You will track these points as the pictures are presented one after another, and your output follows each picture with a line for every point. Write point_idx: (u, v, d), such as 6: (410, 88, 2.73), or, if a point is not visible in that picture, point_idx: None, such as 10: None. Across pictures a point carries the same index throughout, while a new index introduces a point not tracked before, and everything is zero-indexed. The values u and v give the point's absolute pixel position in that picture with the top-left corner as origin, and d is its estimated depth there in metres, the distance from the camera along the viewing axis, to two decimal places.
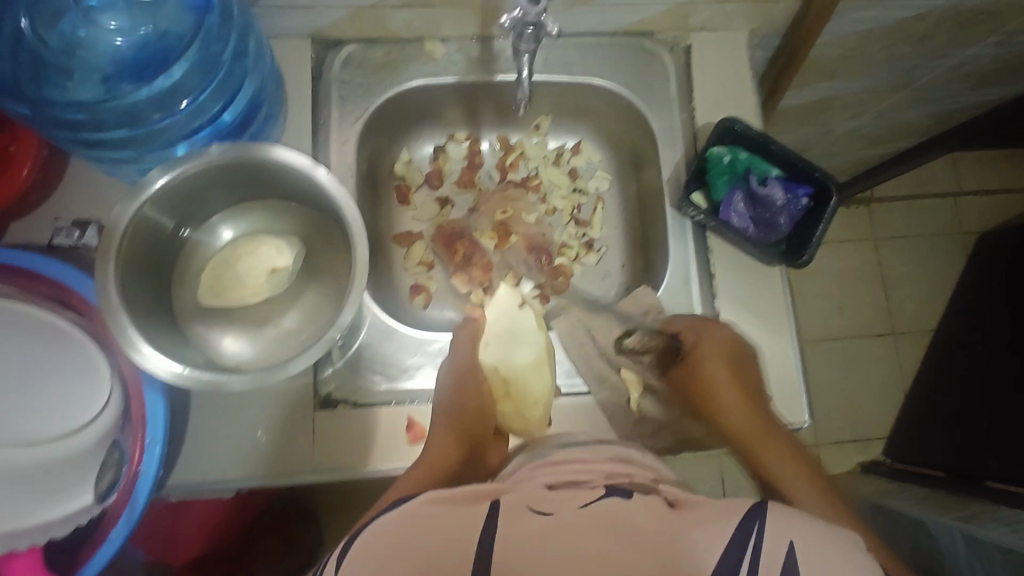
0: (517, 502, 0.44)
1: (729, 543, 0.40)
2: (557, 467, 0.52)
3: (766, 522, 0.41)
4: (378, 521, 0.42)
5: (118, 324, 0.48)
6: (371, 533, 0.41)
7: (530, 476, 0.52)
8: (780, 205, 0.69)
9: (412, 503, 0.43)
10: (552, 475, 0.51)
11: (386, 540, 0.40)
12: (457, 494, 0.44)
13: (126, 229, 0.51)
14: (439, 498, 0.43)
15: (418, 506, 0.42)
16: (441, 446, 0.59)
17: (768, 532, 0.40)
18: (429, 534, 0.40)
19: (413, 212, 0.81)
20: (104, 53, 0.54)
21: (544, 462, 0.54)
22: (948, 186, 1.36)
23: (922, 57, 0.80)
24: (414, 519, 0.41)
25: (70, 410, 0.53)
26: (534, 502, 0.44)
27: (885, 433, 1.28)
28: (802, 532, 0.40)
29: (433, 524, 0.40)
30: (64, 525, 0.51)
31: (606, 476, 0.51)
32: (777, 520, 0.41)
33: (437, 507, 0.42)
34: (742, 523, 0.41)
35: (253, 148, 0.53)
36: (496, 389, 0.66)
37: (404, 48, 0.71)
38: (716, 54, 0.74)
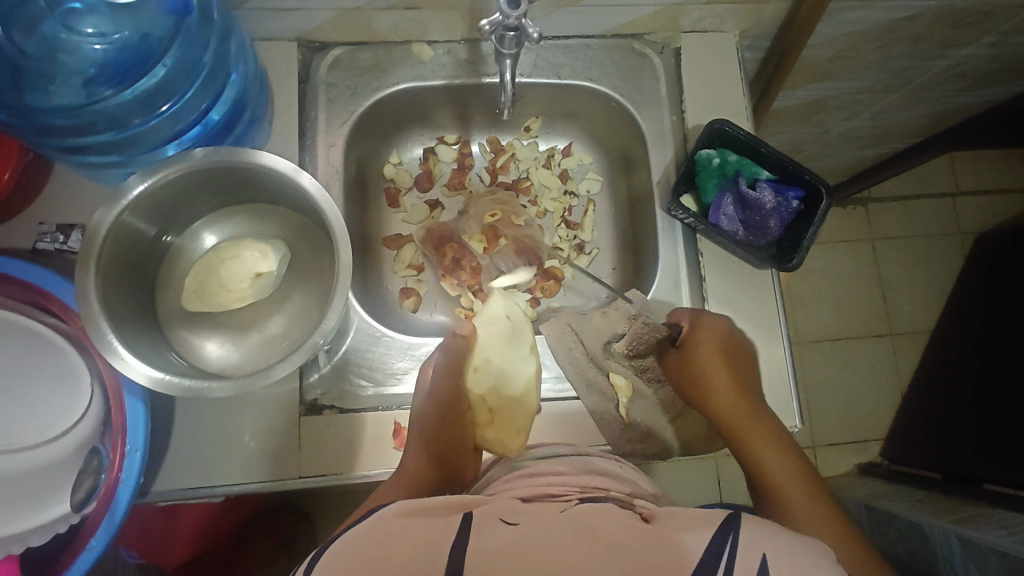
0: (490, 514, 0.44)
1: (704, 555, 0.39)
2: (533, 481, 0.52)
3: (739, 532, 0.41)
4: (345, 534, 0.42)
5: (97, 330, 0.48)
6: (340, 544, 0.41)
7: (506, 489, 0.52)
8: (770, 208, 0.67)
9: (384, 515, 0.43)
10: (527, 489, 0.51)
11: (354, 551, 0.40)
12: (428, 505, 0.44)
13: (107, 233, 0.51)
14: (410, 511, 0.43)
15: (393, 517, 0.42)
16: (415, 466, 0.57)
17: (741, 543, 0.40)
18: (398, 544, 0.40)
19: (403, 215, 0.81)
20: (84, 57, 0.54)
21: (523, 473, 0.55)
22: (945, 187, 1.35)
23: (916, 58, 0.80)
24: (385, 531, 0.41)
25: (48, 418, 0.52)
26: (507, 513, 0.44)
27: (882, 435, 1.27)
28: (776, 546, 0.40)
29: (403, 535, 0.40)
30: (40, 533, 0.50)
31: (581, 488, 0.51)
32: (749, 533, 0.41)
33: (409, 518, 0.42)
34: (717, 534, 0.41)
35: (235, 152, 0.53)
36: (479, 415, 0.63)
37: (392, 50, 0.71)
38: (707, 56, 0.73)
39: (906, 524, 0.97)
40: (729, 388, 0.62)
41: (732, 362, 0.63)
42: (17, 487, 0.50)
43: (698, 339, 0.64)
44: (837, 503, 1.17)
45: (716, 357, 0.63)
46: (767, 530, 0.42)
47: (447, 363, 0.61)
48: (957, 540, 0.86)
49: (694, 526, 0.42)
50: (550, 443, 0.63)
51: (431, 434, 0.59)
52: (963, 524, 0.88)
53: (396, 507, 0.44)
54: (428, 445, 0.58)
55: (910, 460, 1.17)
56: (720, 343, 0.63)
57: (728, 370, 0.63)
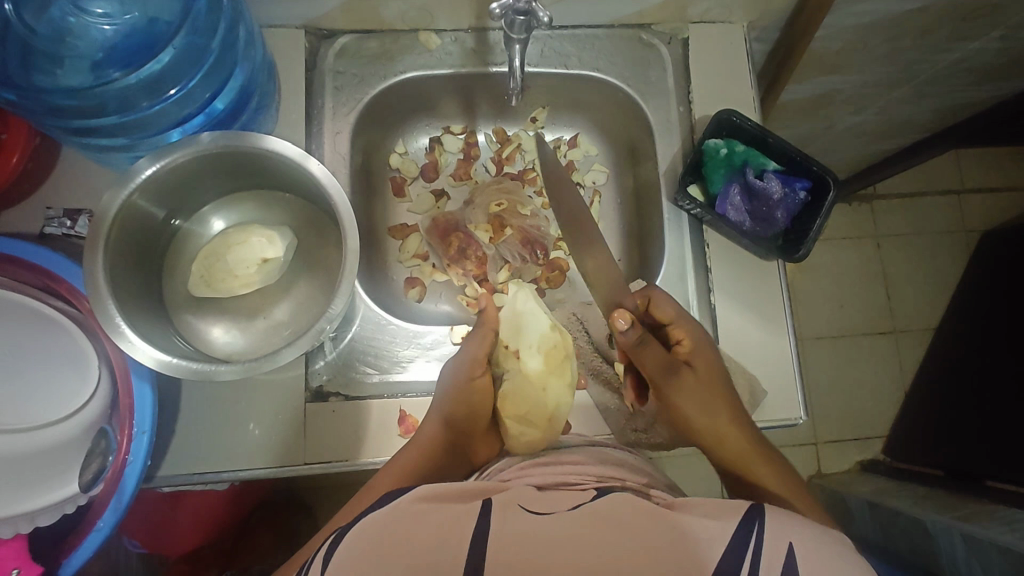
0: (510, 500, 0.44)
1: (730, 543, 0.40)
2: (551, 471, 0.52)
3: (764, 522, 0.41)
4: (364, 520, 0.42)
5: (105, 312, 0.48)
6: (361, 528, 0.41)
7: (521, 476, 0.52)
8: (777, 198, 0.67)
9: (404, 499, 0.42)
10: (541, 478, 0.51)
11: (375, 535, 0.40)
12: (449, 492, 0.44)
13: (115, 217, 0.51)
14: (432, 495, 0.43)
15: (412, 502, 0.42)
16: (431, 433, 0.57)
17: (766, 533, 0.40)
18: (418, 530, 0.39)
19: (408, 205, 0.81)
20: (92, 39, 0.54)
21: (540, 461, 0.55)
22: (950, 184, 1.35)
23: (924, 51, 0.79)
24: (398, 517, 0.40)
25: (59, 399, 0.52)
26: (525, 501, 0.44)
27: (885, 432, 1.27)
28: (800, 536, 0.40)
29: (423, 520, 0.40)
30: (48, 513, 0.50)
31: (597, 478, 0.51)
32: (773, 522, 0.41)
33: (428, 505, 0.42)
34: (741, 524, 0.41)
35: (243, 136, 0.53)
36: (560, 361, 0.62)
37: (399, 39, 0.71)
38: (714, 47, 0.73)
39: (909, 520, 0.97)
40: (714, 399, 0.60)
41: (712, 374, 0.60)
42: (26, 468, 0.50)
43: (694, 349, 0.61)
44: (839, 499, 1.17)
45: (705, 366, 0.61)
46: (780, 518, 0.42)
47: (477, 355, 0.59)
48: (960, 536, 0.87)
49: (720, 514, 0.42)
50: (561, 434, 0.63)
51: (452, 408, 0.58)
52: (966, 520, 0.88)
53: (418, 490, 0.43)
54: (451, 415, 0.58)
55: (912, 456, 1.17)
56: (704, 355, 0.61)
57: (711, 380, 0.60)
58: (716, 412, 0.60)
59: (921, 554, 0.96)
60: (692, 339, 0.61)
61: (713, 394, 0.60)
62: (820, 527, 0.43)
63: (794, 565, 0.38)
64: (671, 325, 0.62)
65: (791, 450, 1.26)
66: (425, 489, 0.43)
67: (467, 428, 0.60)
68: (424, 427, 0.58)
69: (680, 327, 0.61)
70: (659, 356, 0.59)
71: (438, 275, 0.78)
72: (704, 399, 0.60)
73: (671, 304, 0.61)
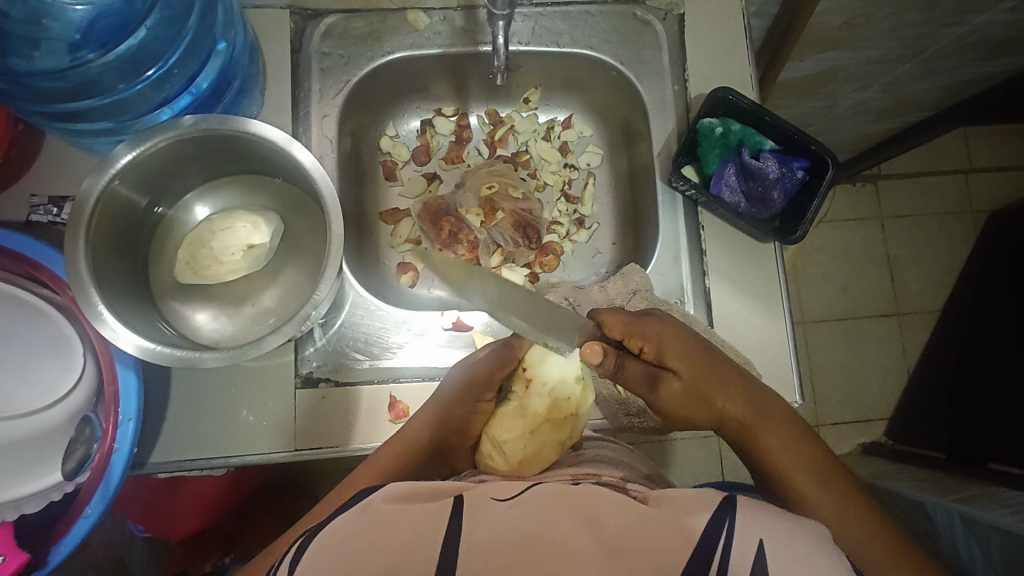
0: (481, 495, 0.44)
1: (705, 535, 0.39)
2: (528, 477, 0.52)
3: (736, 517, 0.41)
4: (335, 522, 0.42)
5: (87, 299, 0.48)
6: (329, 530, 0.41)
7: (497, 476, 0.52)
8: (773, 179, 0.64)
9: (374, 499, 0.43)
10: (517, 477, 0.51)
11: (343, 536, 0.40)
12: (420, 491, 0.44)
13: (95, 204, 0.50)
14: (402, 493, 0.43)
15: (382, 503, 0.42)
16: (418, 431, 0.57)
17: (738, 528, 0.40)
18: (387, 529, 0.40)
19: (400, 189, 0.79)
20: (68, 21, 0.52)
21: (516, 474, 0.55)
22: (957, 163, 1.32)
23: (929, 25, 0.77)
24: (370, 520, 0.41)
25: (43, 388, 0.52)
26: (495, 494, 0.45)
27: (886, 415, 1.26)
28: (770, 531, 0.41)
29: (392, 518, 0.41)
30: (34, 501, 0.51)
31: (572, 476, 0.51)
32: (744, 515, 0.41)
33: (397, 505, 0.42)
34: (714, 518, 0.41)
35: (224, 120, 0.52)
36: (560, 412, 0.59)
37: (386, 18, 0.69)
38: (711, 23, 0.71)
39: (909, 503, 0.97)
40: (711, 382, 0.57)
41: (696, 361, 0.57)
42: (11, 456, 0.50)
43: (662, 347, 0.57)
44: None
45: (689, 353, 0.57)
46: (752, 513, 0.42)
47: (482, 376, 0.58)
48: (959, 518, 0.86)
49: (691, 509, 0.42)
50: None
51: (443, 410, 0.58)
52: (966, 503, 0.88)
53: (387, 491, 0.44)
54: (443, 415, 0.58)
55: (913, 440, 1.16)
56: (679, 343, 0.57)
57: (704, 366, 0.57)
58: (715, 397, 0.57)
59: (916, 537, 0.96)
60: (657, 336, 0.57)
61: (711, 378, 0.57)
62: (790, 519, 0.43)
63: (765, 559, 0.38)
64: (629, 337, 0.57)
65: None
66: (393, 489, 0.44)
67: (458, 430, 0.58)
68: (411, 424, 0.58)
69: (637, 338, 0.57)
70: (640, 369, 0.56)
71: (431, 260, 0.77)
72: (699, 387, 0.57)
73: (618, 317, 0.58)
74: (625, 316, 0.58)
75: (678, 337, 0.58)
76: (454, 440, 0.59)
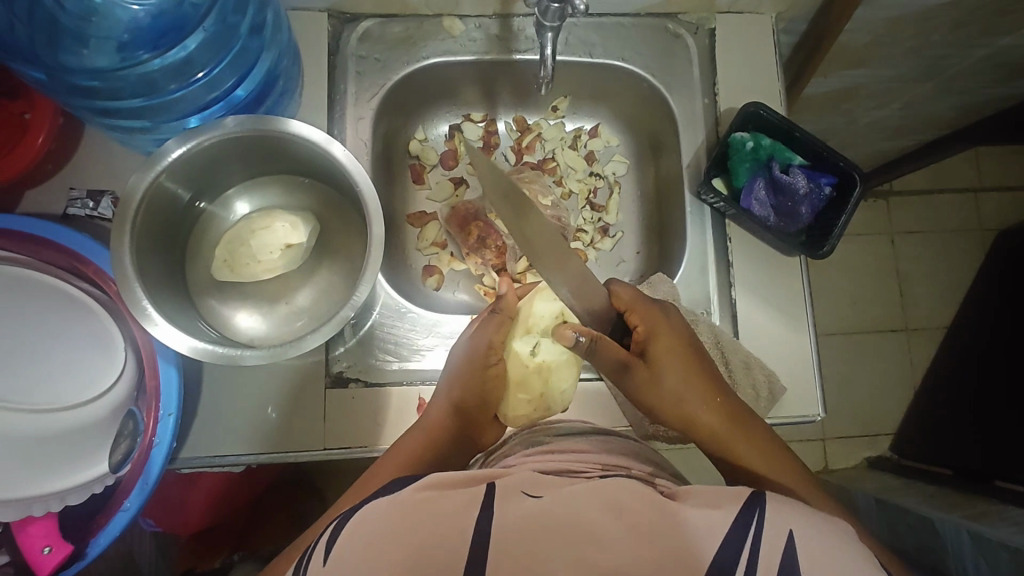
0: (513, 486, 0.42)
1: (732, 532, 0.39)
2: (554, 459, 0.52)
3: (765, 512, 0.40)
4: (364, 510, 0.41)
5: (133, 295, 0.48)
6: (363, 514, 0.41)
7: (526, 461, 0.52)
8: (802, 194, 0.66)
9: (410, 486, 0.42)
10: (546, 463, 0.51)
11: (379, 520, 0.40)
12: (454, 478, 0.43)
13: (141, 200, 0.51)
14: (438, 482, 0.42)
15: (417, 490, 0.41)
16: (439, 413, 0.58)
17: (768, 522, 0.40)
18: (424, 518, 0.39)
19: (427, 192, 0.80)
20: (118, 20, 0.53)
21: (543, 450, 0.54)
22: (969, 181, 1.33)
23: (953, 46, 0.78)
24: (403, 511, 0.40)
25: (88, 380, 0.53)
26: (530, 486, 0.43)
27: (892, 429, 1.27)
28: (801, 524, 0.40)
29: (428, 507, 0.40)
30: (78, 493, 0.52)
31: (602, 465, 0.51)
32: (775, 508, 0.41)
33: (429, 493, 0.41)
34: (743, 514, 0.40)
35: (268, 122, 0.53)
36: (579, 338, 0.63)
37: (422, 24, 0.70)
38: (742, 38, 0.72)
39: (916, 518, 0.98)
40: (692, 386, 0.57)
41: (683, 358, 0.58)
42: (60, 445, 0.52)
43: (652, 337, 0.57)
44: (845, 494, 1.17)
45: (673, 345, 0.58)
46: (783, 506, 0.41)
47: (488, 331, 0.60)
48: (967, 535, 0.87)
49: (722, 501, 0.42)
50: (569, 418, 0.63)
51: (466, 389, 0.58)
52: (974, 519, 0.89)
53: (423, 480, 0.42)
54: (460, 399, 0.58)
55: (921, 454, 1.16)
56: (670, 337, 0.58)
57: (686, 367, 0.58)
58: (693, 398, 0.57)
59: (925, 551, 0.97)
60: (651, 327, 0.58)
61: (694, 378, 0.58)
62: (823, 514, 0.43)
63: (795, 556, 0.38)
64: (628, 310, 0.58)
65: (798, 445, 1.27)
66: (427, 477, 0.43)
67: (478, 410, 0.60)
68: (433, 408, 0.59)
69: (636, 313, 0.58)
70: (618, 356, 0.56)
71: (456, 264, 0.78)
72: (681, 384, 0.57)
73: (632, 291, 0.59)
74: (636, 292, 0.59)
75: (670, 335, 0.58)
76: (469, 427, 0.60)
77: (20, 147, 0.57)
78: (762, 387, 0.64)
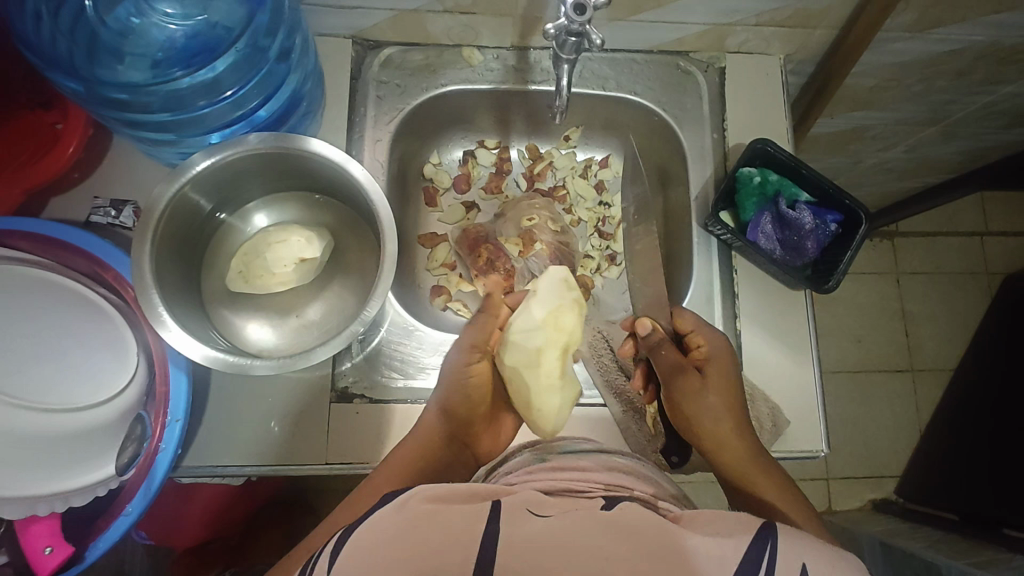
0: (518, 504, 0.42)
1: (745, 559, 0.38)
2: (553, 473, 0.51)
3: (778, 542, 0.39)
4: (371, 518, 0.41)
5: (148, 301, 0.50)
6: (371, 523, 0.40)
7: (530, 478, 0.51)
8: (808, 229, 0.67)
9: (412, 497, 0.41)
10: (547, 481, 0.49)
11: (386, 534, 0.39)
12: (457, 492, 0.43)
13: (163, 210, 0.52)
14: (438, 496, 0.42)
15: (423, 503, 0.41)
16: (429, 428, 0.59)
17: (779, 553, 0.38)
18: (430, 529, 0.39)
19: (439, 215, 0.82)
20: (153, 40, 0.57)
21: (548, 466, 0.53)
22: (973, 225, 1.34)
23: (958, 92, 0.80)
24: (412, 519, 0.40)
25: (99, 384, 0.54)
26: (536, 504, 0.43)
27: (897, 473, 1.25)
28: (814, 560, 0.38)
29: (432, 524, 0.39)
30: (82, 495, 0.53)
31: (604, 486, 0.49)
32: (785, 541, 0.39)
33: (431, 507, 0.41)
34: (756, 539, 0.39)
35: (287, 139, 0.54)
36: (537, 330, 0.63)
37: (442, 53, 0.73)
38: (751, 77, 0.74)
39: (921, 564, 0.95)
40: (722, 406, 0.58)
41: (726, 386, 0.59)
42: (73, 447, 0.53)
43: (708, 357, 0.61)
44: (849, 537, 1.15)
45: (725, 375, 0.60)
46: (793, 538, 0.40)
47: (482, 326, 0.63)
48: None
49: (732, 531, 0.40)
50: (574, 436, 0.63)
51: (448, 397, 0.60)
52: (982, 567, 0.86)
53: (423, 491, 0.42)
54: (447, 405, 0.60)
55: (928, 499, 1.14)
56: (722, 368, 0.60)
57: (727, 393, 0.59)
58: (725, 420, 0.58)
59: None
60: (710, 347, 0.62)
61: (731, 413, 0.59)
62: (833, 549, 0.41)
63: None
64: (692, 333, 0.63)
65: (800, 484, 1.25)
66: (428, 489, 0.42)
67: (463, 423, 0.61)
68: (423, 420, 0.60)
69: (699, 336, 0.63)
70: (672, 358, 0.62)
71: (464, 286, 0.79)
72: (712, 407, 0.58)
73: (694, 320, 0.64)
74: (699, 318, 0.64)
75: (723, 359, 0.61)
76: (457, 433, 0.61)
77: (52, 155, 0.59)
78: (766, 420, 0.65)
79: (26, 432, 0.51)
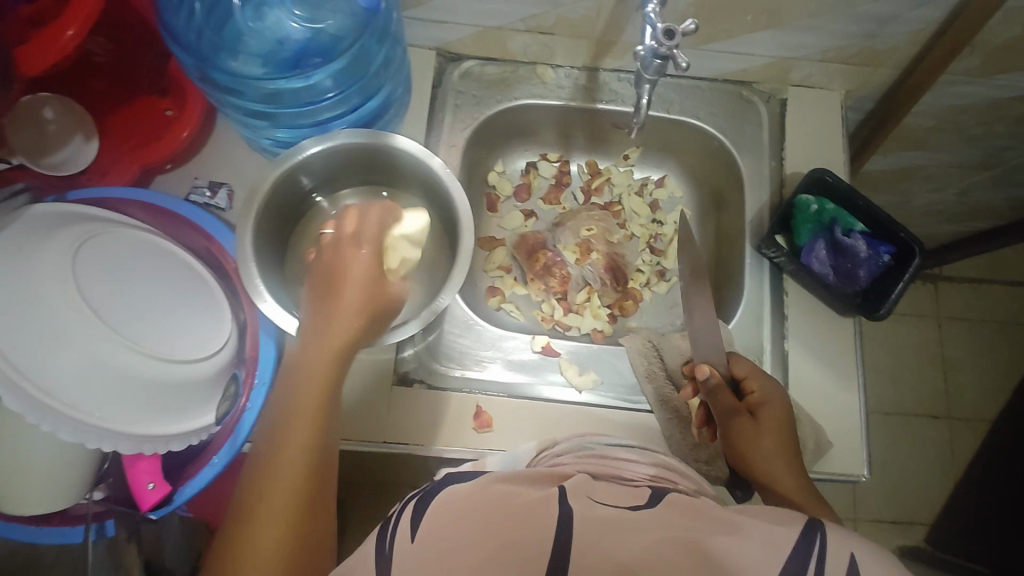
0: (579, 489, 0.45)
1: (797, 546, 0.40)
2: (601, 461, 0.54)
3: (827, 533, 0.41)
4: (447, 495, 0.45)
5: (247, 272, 0.55)
6: (448, 499, 0.44)
7: (579, 462, 0.54)
8: (861, 258, 0.69)
9: (485, 481, 0.45)
10: (598, 469, 0.52)
11: (461, 510, 0.43)
12: (522, 476, 0.46)
13: (267, 190, 0.58)
14: (506, 480, 0.46)
15: (492, 484, 0.45)
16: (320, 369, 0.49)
17: (829, 545, 0.40)
18: (500, 504, 0.42)
19: (498, 220, 0.86)
20: (273, 40, 0.63)
21: (593, 452, 0.56)
22: (1019, 275, 1.33)
23: (1015, 139, 0.81)
24: (484, 496, 0.43)
25: (197, 341, 0.58)
26: (593, 491, 0.46)
27: (929, 520, 1.22)
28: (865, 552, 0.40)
29: (503, 500, 0.43)
30: (180, 440, 0.57)
31: (650, 476, 0.52)
32: (835, 534, 0.41)
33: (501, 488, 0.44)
34: (806, 530, 0.41)
35: (380, 136, 0.59)
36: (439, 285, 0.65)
37: (518, 69, 0.78)
38: (811, 110, 0.77)
39: None
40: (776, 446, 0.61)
41: (780, 428, 0.62)
42: (177, 394, 0.56)
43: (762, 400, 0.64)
44: None
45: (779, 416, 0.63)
46: (843, 536, 0.42)
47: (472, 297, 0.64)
48: None
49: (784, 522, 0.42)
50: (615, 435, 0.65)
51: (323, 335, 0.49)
52: None
53: (495, 475, 0.46)
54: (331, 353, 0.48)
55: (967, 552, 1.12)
56: (778, 411, 0.63)
57: (782, 437, 0.62)
58: (780, 459, 0.60)
59: None
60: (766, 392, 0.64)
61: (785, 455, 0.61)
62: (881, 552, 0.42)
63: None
64: (748, 378, 0.65)
65: None
66: (498, 476, 0.46)
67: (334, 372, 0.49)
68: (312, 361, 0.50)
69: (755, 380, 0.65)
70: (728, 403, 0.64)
71: (518, 288, 0.82)
72: (770, 447, 0.61)
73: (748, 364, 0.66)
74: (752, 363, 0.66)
75: (779, 403, 0.64)
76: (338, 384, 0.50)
77: (166, 137, 0.65)
78: (810, 439, 0.66)
79: (135, 372, 0.53)
